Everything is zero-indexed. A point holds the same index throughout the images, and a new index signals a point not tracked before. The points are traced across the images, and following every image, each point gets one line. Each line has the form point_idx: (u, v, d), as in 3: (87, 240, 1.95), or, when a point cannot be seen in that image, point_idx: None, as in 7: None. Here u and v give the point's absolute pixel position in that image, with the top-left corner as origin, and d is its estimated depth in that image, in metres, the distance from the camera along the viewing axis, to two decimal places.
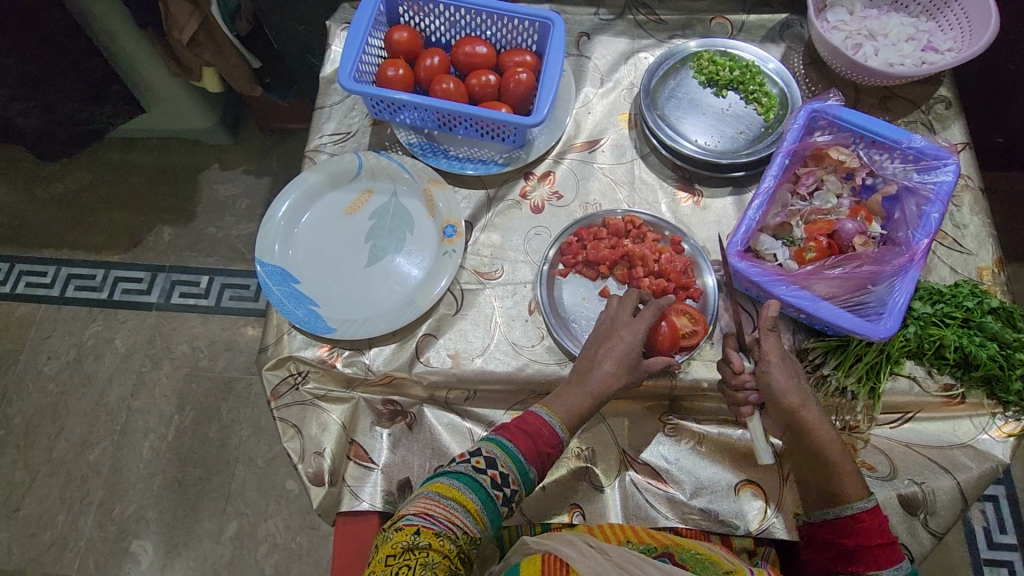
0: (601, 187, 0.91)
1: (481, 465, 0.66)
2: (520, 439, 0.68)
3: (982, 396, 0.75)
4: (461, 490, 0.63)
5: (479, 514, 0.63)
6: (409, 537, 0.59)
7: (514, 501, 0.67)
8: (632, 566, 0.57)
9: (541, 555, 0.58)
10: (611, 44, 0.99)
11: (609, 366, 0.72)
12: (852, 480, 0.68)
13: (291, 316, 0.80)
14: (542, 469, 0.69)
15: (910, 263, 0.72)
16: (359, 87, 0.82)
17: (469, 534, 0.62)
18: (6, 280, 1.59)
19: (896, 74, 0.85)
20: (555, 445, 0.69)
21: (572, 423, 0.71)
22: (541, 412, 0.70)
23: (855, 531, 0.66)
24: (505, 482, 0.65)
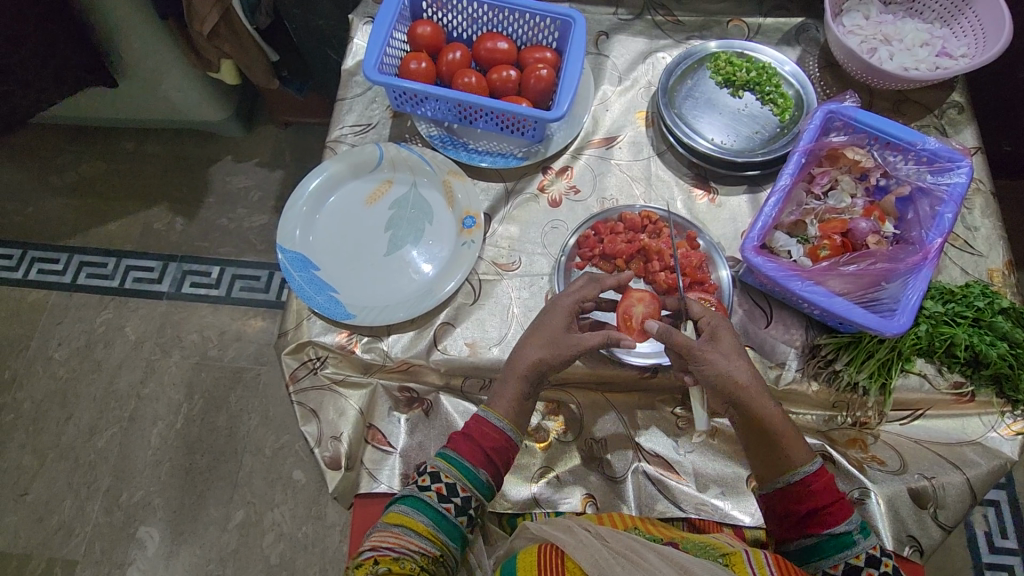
0: (618, 183, 0.92)
1: (426, 482, 0.68)
2: (462, 445, 0.70)
3: (992, 395, 0.76)
4: (409, 514, 0.66)
5: (435, 533, 0.66)
6: (368, 569, 0.62)
7: (473, 508, 0.69)
8: (634, 554, 0.57)
9: (537, 547, 0.61)
10: (629, 44, 1.01)
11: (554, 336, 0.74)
12: (797, 446, 0.68)
13: (312, 302, 0.81)
14: (494, 469, 0.71)
15: (923, 262, 0.73)
16: (383, 79, 0.84)
17: (428, 554, 0.65)
18: (19, 266, 1.60)
19: (910, 78, 0.87)
20: (501, 439, 0.71)
21: (513, 414, 0.73)
22: (481, 414, 0.73)
23: (803, 494, 0.66)
24: (453, 492, 0.68)
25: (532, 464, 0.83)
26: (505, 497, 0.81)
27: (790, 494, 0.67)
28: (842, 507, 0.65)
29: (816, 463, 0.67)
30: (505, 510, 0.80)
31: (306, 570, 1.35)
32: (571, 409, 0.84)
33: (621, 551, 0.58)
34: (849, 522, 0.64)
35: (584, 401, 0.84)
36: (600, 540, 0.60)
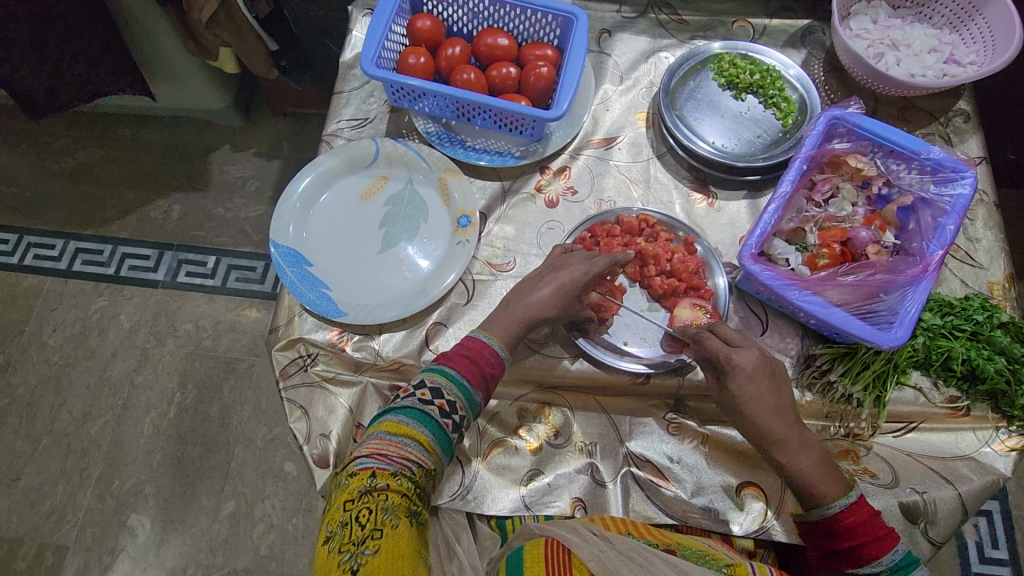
0: (616, 185, 0.91)
1: (427, 396, 0.68)
2: (462, 365, 0.70)
3: (987, 410, 0.75)
4: (411, 425, 0.65)
5: (433, 446, 0.66)
6: (365, 481, 0.61)
7: (463, 427, 0.70)
8: (635, 553, 0.57)
9: (545, 541, 0.61)
10: (631, 42, 0.99)
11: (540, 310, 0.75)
12: (828, 481, 0.67)
13: (304, 298, 0.80)
14: (487, 393, 0.72)
15: (923, 274, 0.72)
16: (380, 73, 0.82)
17: (425, 468, 0.64)
18: (15, 250, 1.59)
19: (917, 85, 0.85)
20: (497, 365, 0.73)
21: (510, 343, 0.75)
22: (481, 337, 0.73)
23: (838, 532, 0.65)
24: (453, 410, 0.68)
25: (522, 468, 0.82)
26: (493, 499, 0.80)
27: (825, 531, 0.66)
28: (879, 547, 0.64)
29: (851, 497, 0.65)
30: (493, 512, 0.79)
31: (294, 562, 1.35)
32: (563, 413, 0.84)
33: (625, 551, 0.58)
34: (881, 562, 0.63)
35: (575, 404, 0.84)
36: (603, 540, 0.60)
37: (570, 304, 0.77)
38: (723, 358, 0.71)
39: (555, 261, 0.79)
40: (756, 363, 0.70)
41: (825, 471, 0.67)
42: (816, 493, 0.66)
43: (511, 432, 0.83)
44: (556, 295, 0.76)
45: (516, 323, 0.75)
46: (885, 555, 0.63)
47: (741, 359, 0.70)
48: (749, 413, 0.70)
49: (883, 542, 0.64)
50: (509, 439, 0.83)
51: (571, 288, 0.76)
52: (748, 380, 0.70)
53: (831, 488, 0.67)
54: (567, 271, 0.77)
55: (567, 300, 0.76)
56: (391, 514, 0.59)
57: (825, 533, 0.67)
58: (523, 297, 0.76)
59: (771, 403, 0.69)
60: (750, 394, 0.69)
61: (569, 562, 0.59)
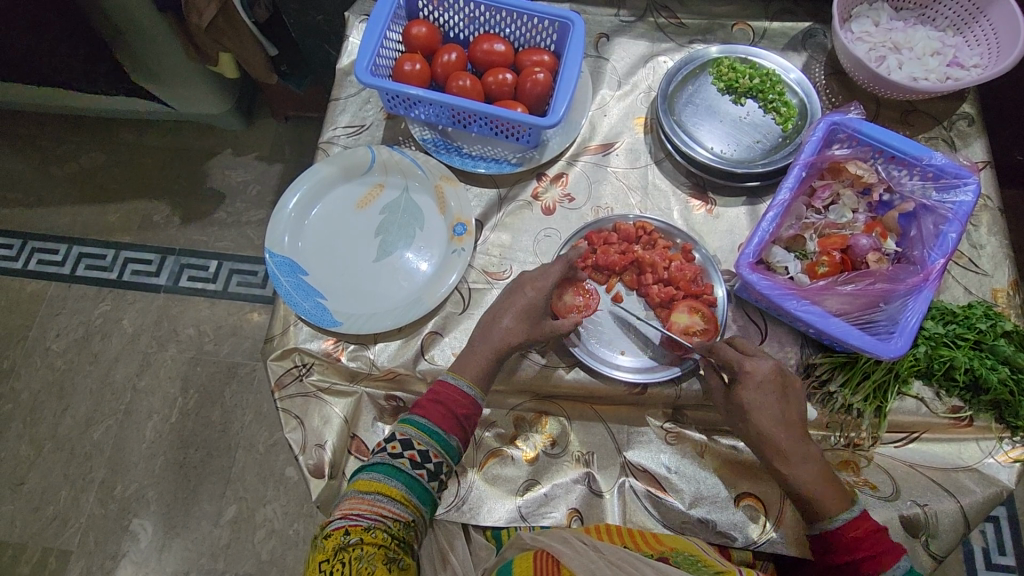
0: (614, 191, 0.90)
1: (397, 449, 0.68)
2: (432, 411, 0.70)
3: (990, 420, 0.74)
4: (381, 481, 0.66)
5: (407, 499, 0.65)
6: (339, 539, 0.61)
7: (444, 474, 0.70)
8: (627, 565, 0.57)
9: (534, 551, 0.60)
10: (630, 46, 0.98)
11: (508, 321, 0.76)
12: (828, 496, 0.67)
13: (298, 308, 0.80)
14: (463, 435, 0.72)
15: (924, 282, 0.71)
16: (375, 81, 0.82)
17: (400, 520, 0.64)
18: (19, 255, 1.61)
19: (919, 89, 0.84)
20: (471, 406, 0.72)
21: (481, 382, 0.74)
22: (449, 380, 0.73)
23: (836, 546, 0.66)
24: (425, 459, 0.68)
25: (518, 478, 0.81)
26: (489, 510, 0.80)
27: (825, 543, 0.67)
28: (880, 562, 0.63)
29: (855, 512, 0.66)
30: (489, 523, 0.79)
31: (296, 567, 1.36)
32: (559, 422, 0.83)
33: (614, 561, 0.57)
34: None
35: (572, 413, 0.83)
36: (594, 550, 0.59)
37: (535, 323, 0.77)
38: (735, 365, 0.71)
39: (514, 283, 0.79)
40: (769, 374, 0.71)
41: (825, 485, 0.68)
42: (815, 506, 0.67)
43: (508, 441, 0.82)
44: None
45: (499, 346, 0.75)
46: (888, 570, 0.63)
47: (753, 367, 0.71)
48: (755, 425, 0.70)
49: (883, 558, 0.63)
50: (505, 449, 0.82)
51: (531, 309, 0.77)
52: (758, 389, 0.70)
53: (834, 502, 0.67)
54: (524, 292, 0.77)
55: (532, 321, 0.77)
56: (366, 562, 0.59)
57: (825, 547, 0.67)
58: (488, 331, 0.76)
59: (778, 416, 0.70)
60: (757, 404, 0.70)
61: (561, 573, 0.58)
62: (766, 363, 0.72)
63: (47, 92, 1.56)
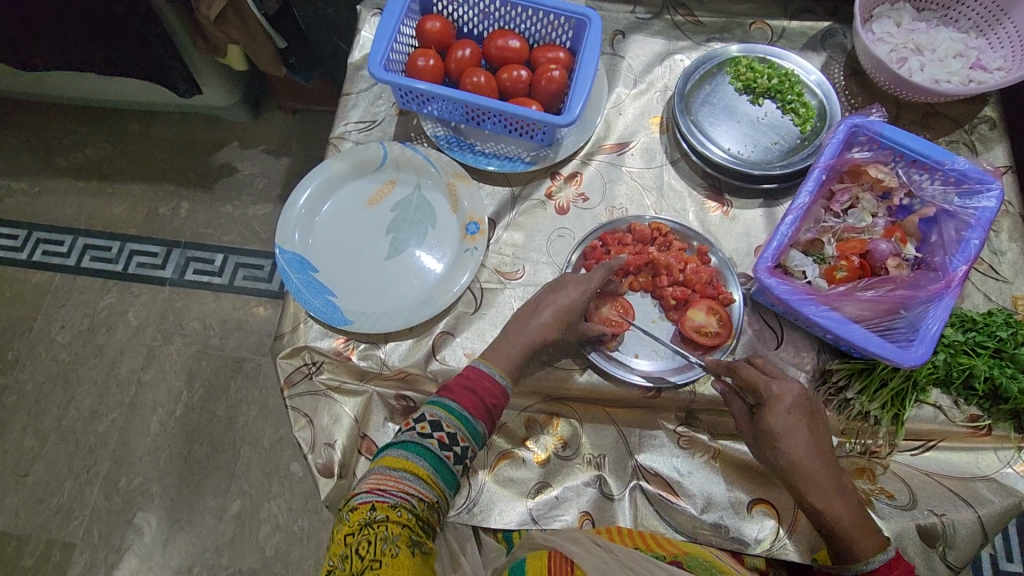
0: (629, 191, 0.89)
1: (426, 429, 0.67)
2: (463, 396, 0.69)
3: (1009, 430, 0.73)
4: (410, 459, 0.65)
5: (433, 479, 0.65)
6: (364, 514, 0.61)
7: (468, 459, 0.68)
8: (638, 566, 0.56)
9: (548, 552, 0.60)
10: (646, 44, 0.97)
11: (549, 315, 0.75)
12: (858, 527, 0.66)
13: (309, 306, 0.79)
14: (490, 423, 0.70)
15: (945, 289, 0.70)
16: (388, 76, 0.80)
17: (426, 500, 0.63)
18: (23, 246, 1.60)
19: (942, 91, 0.82)
20: (500, 394, 0.71)
21: (512, 372, 0.73)
22: (482, 366, 0.72)
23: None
24: (453, 442, 0.67)
25: (530, 480, 0.80)
26: (500, 512, 0.79)
27: None
28: None
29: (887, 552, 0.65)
30: (500, 526, 0.78)
31: (300, 563, 1.35)
32: (570, 424, 0.82)
33: (627, 563, 0.56)
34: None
35: (584, 416, 0.82)
36: (609, 553, 0.58)
37: (572, 323, 0.76)
38: (765, 389, 0.69)
39: (555, 281, 0.79)
40: (797, 398, 0.69)
41: (855, 516, 0.66)
42: (848, 539, 0.66)
43: (518, 442, 0.82)
44: (561, 312, 0.75)
45: (523, 338, 0.74)
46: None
47: (782, 392, 0.69)
48: (787, 453, 0.68)
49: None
50: (516, 450, 0.81)
51: (571, 309, 0.75)
52: (789, 415, 0.68)
53: (866, 542, 0.66)
54: (566, 292, 0.76)
55: (570, 320, 0.76)
56: (389, 543, 0.59)
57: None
58: (525, 322, 0.75)
59: (811, 443, 0.68)
60: (790, 437, 0.68)
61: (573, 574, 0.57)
62: (791, 385, 0.70)
63: (54, 81, 1.55)
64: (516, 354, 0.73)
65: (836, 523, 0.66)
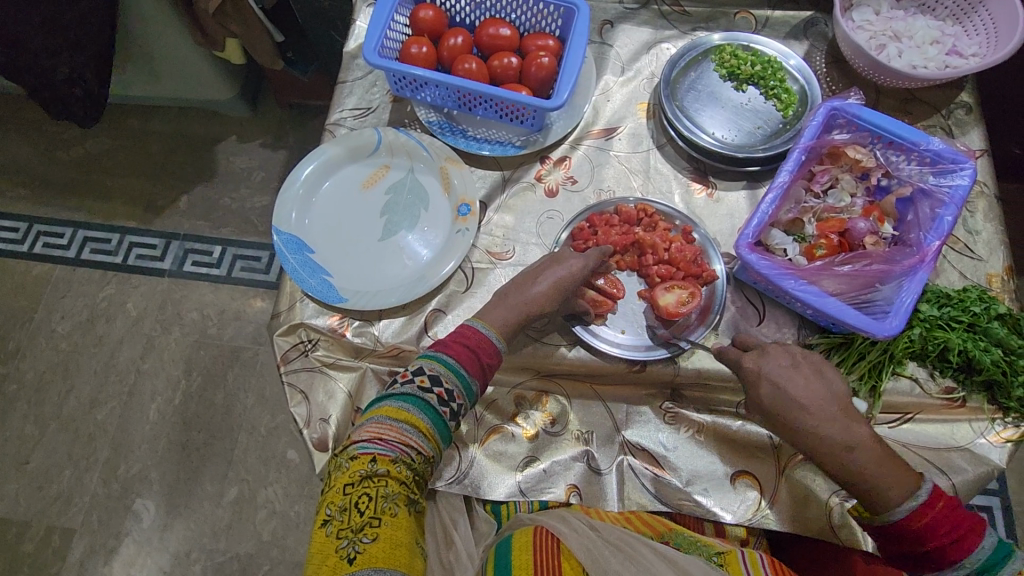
0: (616, 174, 0.91)
1: (426, 383, 0.68)
2: (460, 353, 0.71)
3: (983, 401, 0.76)
4: (410, 412, 0.66)
5: (430, 433, 0.67)
6: (366, 466, 0.63)
7: (461, 416, 0.71)
8: (623, 542, 0.60)
9: (533, 527, 0.63)
10: (633, 33, 0.99)
11: (545, 285, 0.77)
12: (886, 475, 0.66)
13: (305, 284, 0.81)
14: (484, 382, 0.73)
15: (920, 264, 0.72)
16: (382, 62, 0.83)
17: (423, 454, 0.66)
18: (24, 238, 1.62)
19: (918, 77, 0.85)
20: (495, 355, 0.73)
21: (507, 337, 0.75)
22: (478, 326, 0.74)
23: (914, 533, 0.66)
24: (450, 398, 0.69)
25: (518, 454, 0.82)
26: (490, 485, 0.81)
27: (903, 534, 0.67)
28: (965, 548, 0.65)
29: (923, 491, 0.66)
30: (490, 497, 0.80)
31: (297, 548, 1.37)
32: (559, 401, 0.85)
33: (612, 540, 0.60)
34: (969, 559, 0.65)
35: (572, 392, 0.85)
36: (593, 530, 0.61)
37: (566, 299, 0.79)
38: (740, 362, 0.73)
39: (555, 255, 0.81)
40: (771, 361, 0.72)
41: (886, 467, 0.66)
42: (880, 492, 0.66)
43: (508, 418, 0.84)
44: (554, 290, 0.77)
45: (517, 314, 0.76)
46: (973, 550, 0.65)
47: (757, 363, 0.72)
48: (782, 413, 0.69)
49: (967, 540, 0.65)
50: (506, 425, 0.84)
51: (565, 283, 0.78)
52: (775, 383, 0.70)
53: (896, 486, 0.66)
54: (566, 265, 0.79)
55: (565, 294, 0.78)
56: (390, 502, 0.62)
57: (903, 538, 0.67)
58: (524, 289, 0.77)
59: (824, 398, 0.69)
60: (780, 398, 0.70)
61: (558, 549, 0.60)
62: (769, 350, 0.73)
63: None
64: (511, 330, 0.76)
65: (862, 484, 0.66)
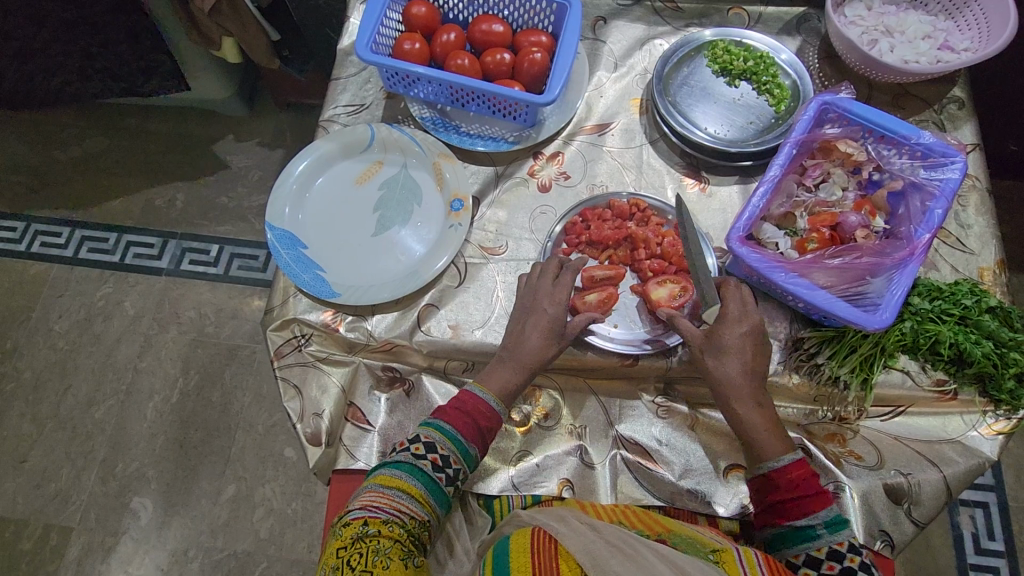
0: (609, 170, 0.92)
1: (421, 451, 0.70)
2: (458, 420, 0.72)
3: (975, 394, 0.76)
4: (403, 479, 0.67)
5: (425, 498, 0.68)
6: (358, 528, 0.62)
7: (459, 481, 0.72)
8: (623, 544, 0.58)
9: (530, 529, 0.63)
10: (626, 30, 1.00)
11: (538, 336, 0.76)
12: (775, 440, 0.70)
13: (298, 279, 0.81)
14: (483, 446, 0.73)
15: (909, 257, 0.72)
16: (376, 58, 0.83)
17: (417, 518, 0.66)
18: (22, 238, 1.62)
19: (910, 71, 0.85)
20: (494, 419, 0.74)
21: (505, 397, 0.76)
22: (474, 390, 0.75)
23: (778, 483, 0.67)
24: (446, 463, 0.70)
25: (511, 448, 0.83)
26: (483, 479, 0.81)
27: (767, 483, 0.68)
28: (812, 503, 0.65)
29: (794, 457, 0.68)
30: (483, 492, 0.81)
31: (294, 546, 1.37)
32: (552, 395, 0.85)
33: (612, 541, 0.59)
34: (815, 515, 0.64)
35: (565, 386, 0.85)
36: (593, 530, 0.61)
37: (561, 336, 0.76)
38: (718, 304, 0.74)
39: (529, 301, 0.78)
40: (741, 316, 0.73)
41: (772, 432, 0.70)
42: (762, 446, 0.69)
43: None
44: (545, 333, 0.76)
45: (516, 374, 0.75)
46: (819, 510, 0.65)
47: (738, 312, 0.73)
48: (728, 364, 0.71)
49: (816, 500, 0.65)
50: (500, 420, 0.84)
51: (553, 324, 0.76)
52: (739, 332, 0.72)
53: (778, 447, 0.69)
54: (544, 309, 0.76)
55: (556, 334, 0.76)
56: (382, 555, 0.59)
57: (768, 486, 0.68)
58: (516, 347, 0.76)
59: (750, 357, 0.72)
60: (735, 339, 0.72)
61: (555, 549, 0.59)
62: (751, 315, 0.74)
63: None
64: (507, 373, 0.75)
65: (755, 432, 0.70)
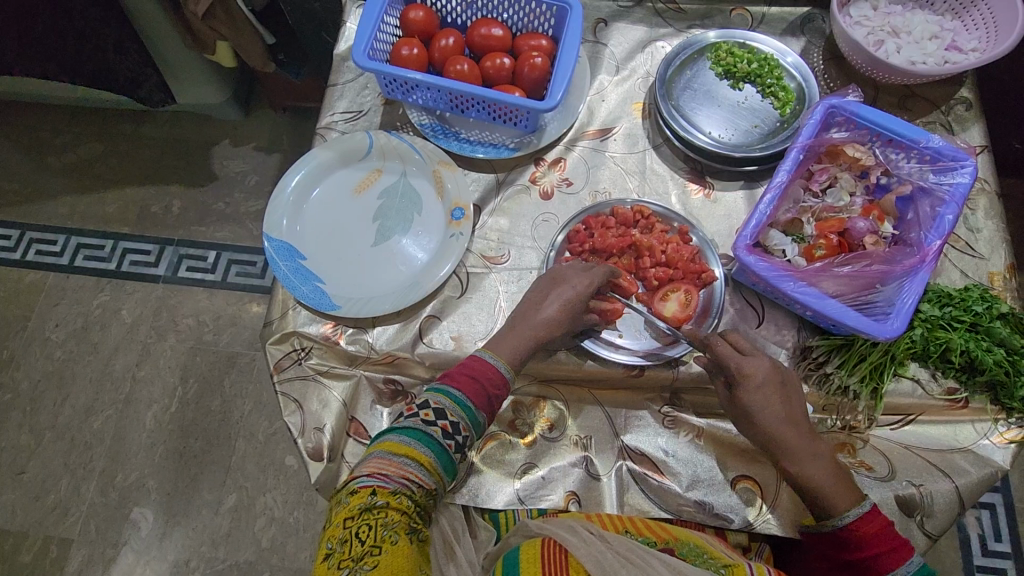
0: (612, 175, 0.90)
1: (430, 417, 0.67)
2: (466, 385, 0.70)
3: (986, 402, 0.75)
4: (412, 445, 0.65)
5: (434, 467, 0.66)
6: (365, 499, 0.61)
7: (467, 447, 0.70)
8: (635, 556, 0.57)
9: (540, 539, 0.62)
10: (628, 32, 0.98)
11: (555, 307, 0.75)
12: (840, 492, 0.67)
13: (297, 292, 0.80)
14: (490, 412, 0.72)
15: (920, 264, 0.71)
16: (373, 65, 0.81)
17: (425, 488, 0.64)
18: (17, 246, 1.60)
19: (918, 73, 0.84)
20: (502, 385, 0.72)
21: (514, 363, 0.74)
22: (485, 355, 0.72)
23: (851, 541, 0.66)
24: (456, 431, 0.68)
25: (516, 461, 0.82)
26: (488, 493, 0.80)
27: (839, 541, 0.67)
28: (893, 558, 0.64)
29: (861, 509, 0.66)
30: (488, 506, 0.80)
31: (296, 555, 1.36)
32: (557, 406, 0.84)
33: (623, 553, 0.58)
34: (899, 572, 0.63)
35: (571, 397, 0.84)
36: (602, 541, 0.60)
37: (577, 315, 0.76)
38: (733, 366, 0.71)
39: (555, 273, 0.78)
40: (765, 372, 0.70)
41: (836, 482, 0.67)
42: (828, 502, 0.67)
43: (506, 425, 0.83)
44: (563, 311, 0.75)
45: (526, 342, 0.74)
46: (901, 566, 0.63)
47: (751, 368, 0.70)
48: (767, 426, 0.69)
49: (895, 554, 0.64)
50: (504, 432, 0.83)
51: (575, 301, 0.75)
52: (759, 390, 0.70)
53: (845, 499, 0.67)
54: (570, 283, 0.76)
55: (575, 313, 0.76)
56: (390, 530, 0.59)
57: (840, 545, 0.67)
58: (529, 315, 0.75)
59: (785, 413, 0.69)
60: (763, 402, 0.69)
61: (567, 560, 0.59)
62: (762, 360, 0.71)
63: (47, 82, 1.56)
64: (520, 345, 0.74)
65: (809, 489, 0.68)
